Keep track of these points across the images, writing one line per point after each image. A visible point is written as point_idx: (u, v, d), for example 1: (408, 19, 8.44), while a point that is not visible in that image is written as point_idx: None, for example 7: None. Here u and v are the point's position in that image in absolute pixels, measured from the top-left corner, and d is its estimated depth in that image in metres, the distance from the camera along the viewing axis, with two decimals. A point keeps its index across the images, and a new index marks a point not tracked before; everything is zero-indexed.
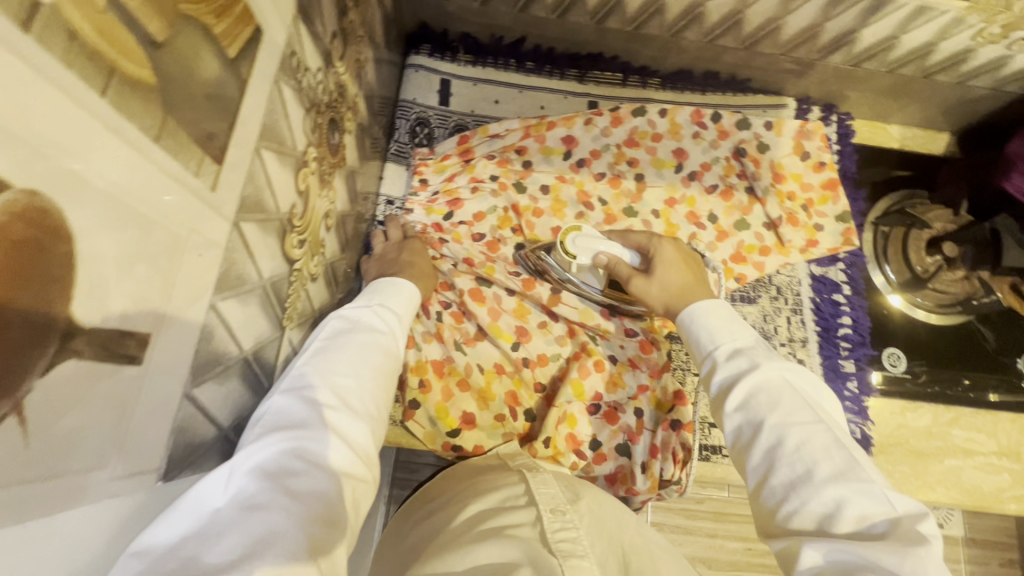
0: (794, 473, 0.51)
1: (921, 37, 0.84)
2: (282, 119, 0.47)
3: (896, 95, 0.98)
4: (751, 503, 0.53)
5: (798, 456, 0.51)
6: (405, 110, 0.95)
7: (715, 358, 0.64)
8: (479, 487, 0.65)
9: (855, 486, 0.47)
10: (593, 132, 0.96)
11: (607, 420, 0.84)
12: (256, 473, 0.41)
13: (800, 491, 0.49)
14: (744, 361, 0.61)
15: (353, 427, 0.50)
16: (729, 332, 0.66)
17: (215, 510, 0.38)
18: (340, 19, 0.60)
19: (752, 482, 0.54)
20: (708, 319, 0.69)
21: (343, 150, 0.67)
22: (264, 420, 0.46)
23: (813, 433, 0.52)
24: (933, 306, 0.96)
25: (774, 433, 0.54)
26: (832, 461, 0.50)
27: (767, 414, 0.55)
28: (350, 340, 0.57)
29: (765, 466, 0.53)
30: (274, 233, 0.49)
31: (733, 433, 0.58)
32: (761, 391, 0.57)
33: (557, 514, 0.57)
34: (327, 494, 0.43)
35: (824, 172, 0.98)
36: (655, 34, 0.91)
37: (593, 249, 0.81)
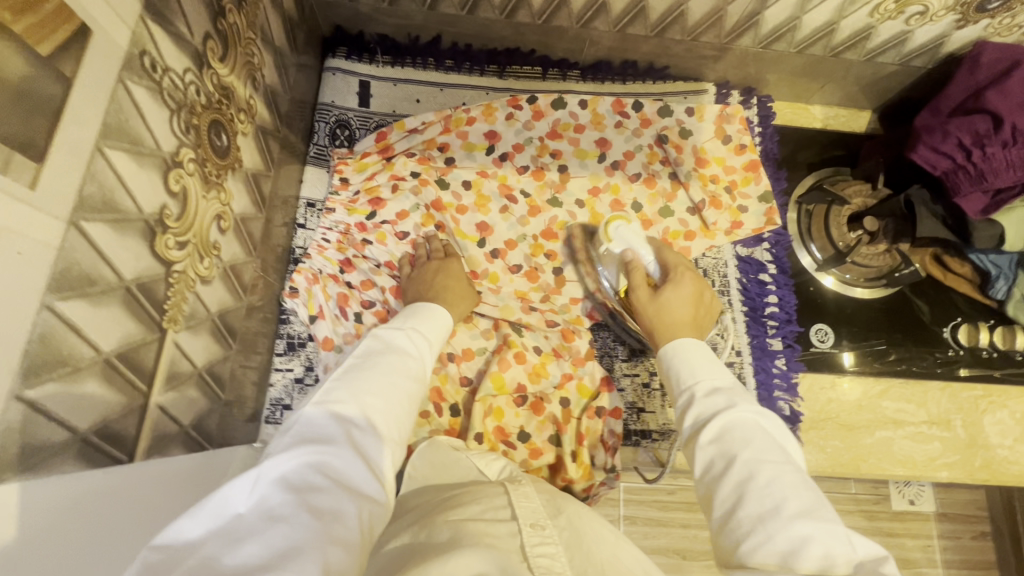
0: (761, 510, 0.49)
1: (821, 16, 0.86)
2: (135, 118, 0.47)
3: (812, 75, 1.00)
4: (715, 535, 0.52)
5: (766, 493, 0.50)
6: (323, 113, 0.96)
7: (692, 393, 0.63)
8: (458, 500, 0.61)
9: (819, 527, 0.47)
10: (515, 127, 0.97)
11: (533, 411, 0.84)
12: (283, 484, 0.45)
13: (767, 529, 0.48)
14: (720, 399, 0.61)
15: (376, 450, 0.53)
16: (705, 370, 0.65)
17: (238, 515, 0.42)
18: (216, 21, 0.60)
19: (719, 519, 0.52)
20: (689, 353, 0.68)
21: (238, 152, 0.67)
22: (295, 432, 0.51)
23: (780, 474, 0.51)
24: (860, 280, 0.97)
25: (746, 467, 0.53)
26: (799, 499, 0.49)
27: (738, 454, 0.54)
28: (382, 364, 0.61)
29: (733, 502, 0.51)
30: (138, 234, 0.49)
31: (699, 465, 0.57)
32: (736, 428, 0.57)
33: (536, 528, 0.54)
34: (343, 513, 0.45)
35: (744, 154, 0.99)
36: (566, 26, 0.92)
37: (628, 245, 0.84)
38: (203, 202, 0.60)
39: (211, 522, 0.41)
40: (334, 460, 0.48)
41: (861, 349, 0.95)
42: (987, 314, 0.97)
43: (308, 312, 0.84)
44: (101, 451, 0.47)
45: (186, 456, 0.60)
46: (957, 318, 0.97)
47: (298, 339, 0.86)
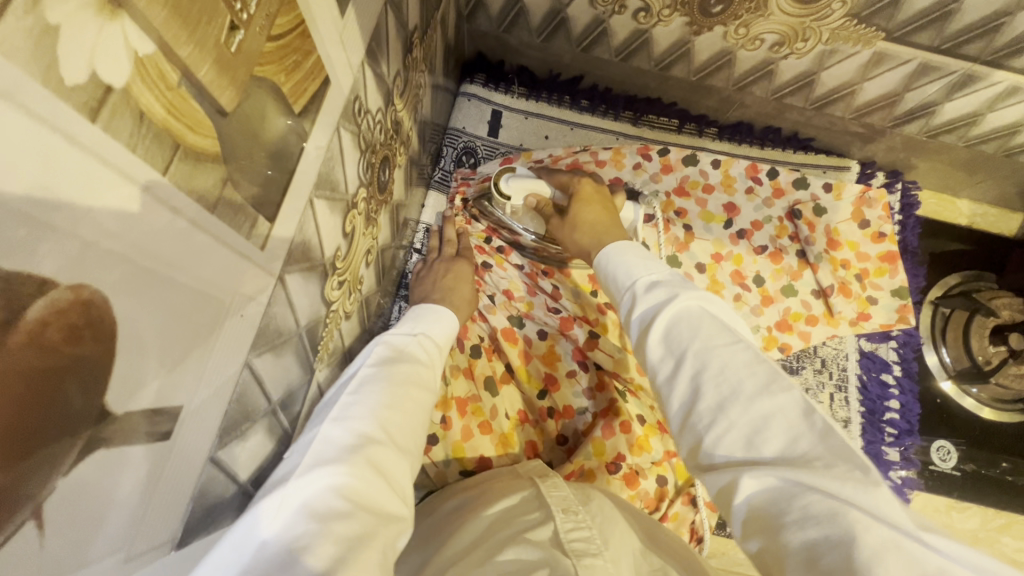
0: (718, 397, 0.41)
1: (1009, 115, 0.79)
2: (337, 164, 0.46)
3: (972, 170, 0.93)
4: (676, 441, 0.44)
5: (722, 378, 0.41)
6: (453, 138, 0.95)
7: (633, 290, 0.52)
8: (492, 494, 0.62)
9: (781, 403, 0.39)
10: (642, 177, 0.93)
11: (626, 483, 0.79)
12: (305, 509, 0.37)
13: (732, 420, 0.39)
14: (662, 292, 0.50)
15: (396, 465, 0.45)
16: (639, 266, 0.55)
17: (262, 546, 0.34)
18: (405, 58, 0.58)
19: (676, 420, 0.43)
20: (624, 255, 0.58)
21: (392, 185, 0.66)
22: (311, 453, 0.41)
23: (734, 353, 0.42)
24: (988, 399, 0.90)
25: (698, 359, 0.43)
26: (755, 378, 0.40)
27: (687, 348, 0.44)
28: (394, 370, 0.53)
29: (687, 395, 0.43)
30: (317, 279, 0.48)
31: (649, 372, 0.47)
32: (683, 318, 0.46)
33: (569, 514, 0.54)
34: (369, 534, 0.38)
35: (883, 243, 0.93)
36: (720, 86, 0.87)
37: (528, 190, 0.76)
38: (362, 239, 0.58)
39: (237, 554, 0.33)
40: (357, 477, 0.40)
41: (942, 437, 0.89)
42: None
43: None
44: None
45: None
46: None
47: None
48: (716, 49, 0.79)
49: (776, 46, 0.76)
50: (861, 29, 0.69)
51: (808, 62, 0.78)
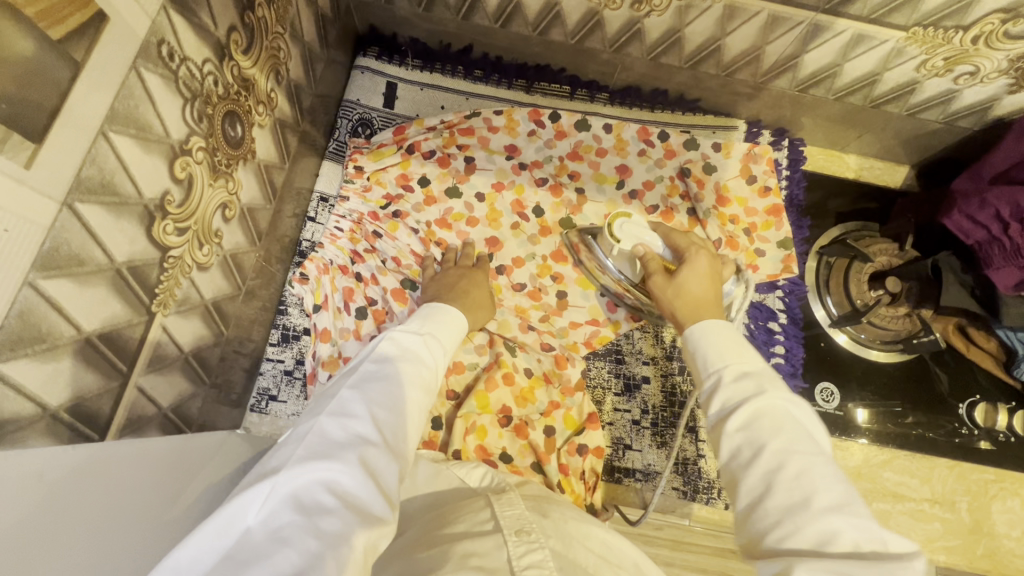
0: (789, 502, 0.45)
1: (864, 65, 0.82)
2: (144, 105, 0.48)
3: (849, 124, 0.96)
4: (738, 526, 0.48)
5: (796, 483, 0.45)
6: (347, 110, 0.96)
7: (721, 376, 0.56)
8: (449, 518, 0.60)
9: (854, 523, 0.42)
10: (536, 143, 0.96)
11: (516, 434, 0.82)
12: (292, 502, 0.43)
13: (794, 523, 0.43)
14: (750, 386, 0.53)
15: (389, 465, 0.50)
16: (730, 352, 0.58)
17: (247, 531, 0.41)
18: (244, 15, 0.60)
19: (744, 506, 0.48)
20: (711, 338, 0.60)
21: (251, 143, 0.68)
22: (306, 446, 0.48)
23: (813, 466, 0.46)
24: (875, 342, 0.94)
25: (774, 459, 0.47)
26: (831, 493, 0.44)
27: (764, 449, 0.48)
28: (398, 370, 0.58)
29: (759, 489, 0.47)
30: (134, 218, 0.50)
31: (725, 453, 0.52)
32: (765, 415, 0.50)
33: (521, 535, 0.52)
34: (352, 534, 0.43)
35: (769, 197, 0.96)
36: (598, 49, 0.90)
37: (639, 239, 0.77)
38: (208, 190, 0.60)
39: (224, 538, 0.41)
40: (344, 474, 0.46)
41: (871, 403, 0.92)
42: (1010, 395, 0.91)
43: (313, 301, 0.85)
44: (71, 427, 0.47)
45: (163, 438, 0.60)
46: (977, 395, 0.92)
47: (293, 332, 0.86)
48: (583, 10, 0.82)
49: (636, 4, 0.79)
50: None
51: (670, 20, 0.81)
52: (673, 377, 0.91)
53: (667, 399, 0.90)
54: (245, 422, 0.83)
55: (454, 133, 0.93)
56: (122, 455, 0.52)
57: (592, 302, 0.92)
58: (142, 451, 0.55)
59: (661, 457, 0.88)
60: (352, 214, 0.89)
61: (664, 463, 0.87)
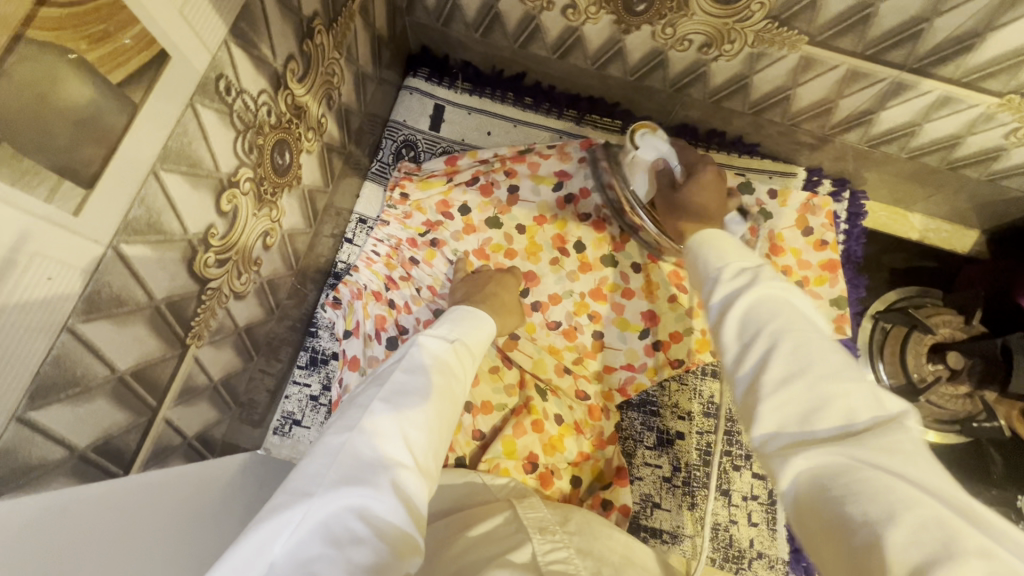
0: (786, 372, 0.40)
1: (946, 127, 0.77)
2: (197, 141, 0.46)
3: (921, 184, 0.90)
4: (735, 413, 0.43)
5: (793, 355, 0.40)
6: (393, 130, 0.95)
7: (720, 274, 0.50)
8: (470, 519, 0.60)
9: (849, 387, 0.38)
10: (587, 170, 0.89)
11: (541, 483, 0.76)
12: (323, 532, 0.40)
13: (792, 395, 0.39)
14: (748, 278, 0.48)
15: (421, 490, 0.47)
16: (732, 252, 0.52)
17: (272, 566, 0.39)
18: (302, 43, 0.59)
19: (740, 388, 0.43)
20: (711, 243, 0.54)
21: (298, 169, 0.66)
22: (336, 465, 0.45)
23: (813, 339, 0.41)
24: (928, 420, 0.88)
25: (772, 338, 0.42)
26: (824, 360, 0.40)
27: (764, 329, 0.43)
28: (430, 381, 0.55)
29: (753, 369, 0.42)
30: (177, 254, 0.48)
31: (721, 346, 0.46)
32: (761, 306, 0.45)
33: (545, 534, 0.54)
34: (384, 566, 0.41)
35: (824, 251, 0.90)
36: (657, 87, 0.86)
37: (658, 153, 0.74)
38: (252, 219, 0.59)
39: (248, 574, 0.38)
40: (378, 501, 0.43)
41: None
42: None
43: (345, 326, 0.85)
44: (96, 466, 0.46)
45: (186, 468, 0.58)
46: None
47: (322, 356, 0.85)
48: (647, 49, 0.79)
49: (704, 47, 0.75)
50: (784, 32, 0.68)
51: (738, 65, 0.77)
52: (709, 436, 0.86)
53: (702, 458, 0.85)
54: (266, 443, 0.82)
55: (506, 162, 0.90)
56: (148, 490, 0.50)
57: (629, 346, 0.87)
58: (167, 482, 0.53)
59: (690, 520, 0.83)
60: (390, 240, 0.87)
61: (694, 527, 0.83)
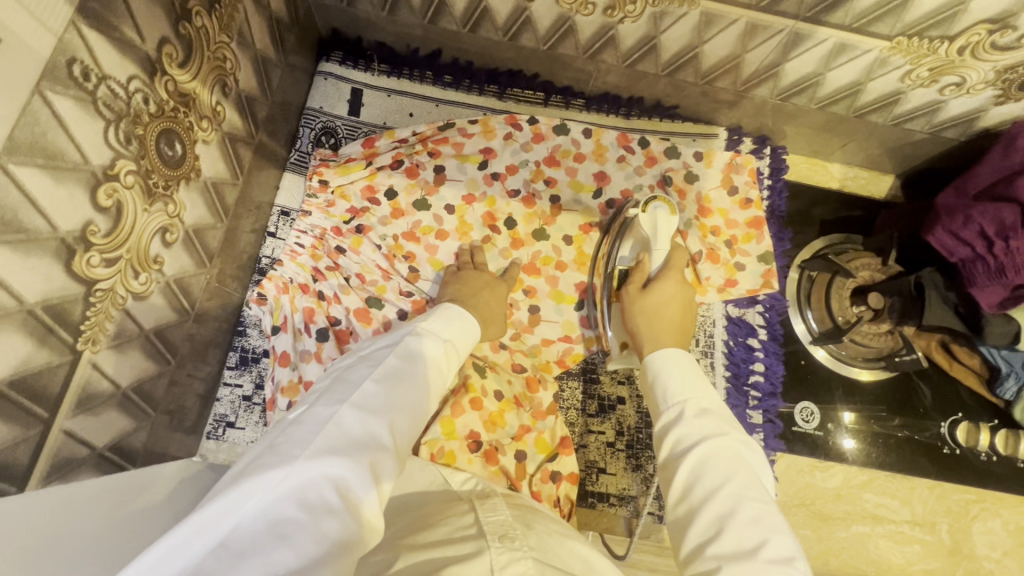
0: (735, 552, 0.47)
1: (848, 74, 0.79)
2: (53, 130, 0.43)
3: (833, 133, 0.93)
4: (682, 569, 0.50)
5: (743, 538, 0.47)
6: (310, 119, 0.92)
7: (682, 410, 0.58)
8: (424, 527, 0.55)
9: (793, 574, 0.44)
10: (512, 147, 0.91)
11: (486, 460, 0.77)
12: (298, 496, 0.40)
13: (741, 562, 0.45)
14: (708, 423, 0.56)
15: (395, 474, 0.48)
16: (694, 385, 0.60)
17: (243, 520, 0.37)
18: (179, 26, 0.56)
19: (689, 550, 0.50)
20: (678, 368, 0.63)
21: (195, 162, 0.64)
22: (325, 435, 0.45)
23: (760, 516, 0.49)
24: (854, 358, 0.92)
25: (726, 504, 0.50)
26: (778, 544, 0.46)
27: (716, 492, 0.51)
28: (414, 372, 0.57)
29: (708, 532, 0.49)
30: (47, 254, 0.45)
31: (675, 495, 0.54)
32: (713, 461, 0.53)
33: (505, 540, 0.50)
34: (350, 543, 0.40)
35: (750, 209, 0.94)
36: (572, 55, 0.86)
37: (656, 236, 0.81)
38: (143, 216, 0.56)
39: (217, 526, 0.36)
40: (356, 475, 0.43)
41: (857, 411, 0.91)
42: (992, 413, 0.90)
43: (272, 322, 0.82)
44: None
45: (95, 482, 0.56)
46: (958, 413, 0.91)
47: (252, 354, 0.83)
48: (554, 16, 0.78)
49: (609, 10, 0.75)
50: None
51: (645, 26, 0.77)
52: None
53: (643, 420, 0.87)
54: (201, 449, 0.80)
55: (428, 143, 0.89)
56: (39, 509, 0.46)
57: (566, 317, 0.89)
58: (67, 500, 0.51)
59: (636, 482, 0.85)
60: (314, 231, 0.85)
61: (639, 488, 0.85)
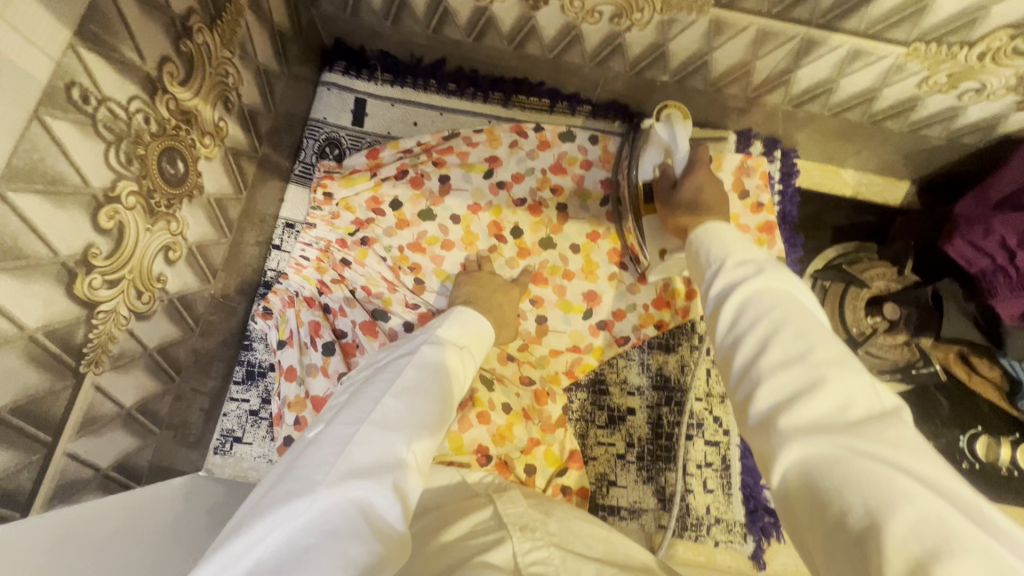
0: (786, 358, 0.40)
1: (862, 81, 0.77)
2: (53, 156, 0.43)
3: (846, 139, 0.91)
4: (728, 391, 0.44)
5: (795, 346, 0.41)
6: (314, 129, 0.91)
7: (722, 264, 0.51)
8: (445, 516, 0.57)
9: (855, 385, 0.37)
10: (518, 155, 0.90)
11: (499, 473, 0.75)
12: (322, 523, 0.39)
13: (790, 375, 0.39)
14: (751, 268, 0.49)
15: (419, 490, 0.47)
16: (736, 244, 0.53)
17: (267, 554, 0.37)
18: (180, 44, 0.55)
19: (737, 369, 0.43)
20: (716, 235, 0.56)
21: (197, 178, 0.63)
22: (346, 456, 0.44)
23: (812, 325, 0.42)
24: (871, 368, 0.89)
25: (774, 324, 0.43)
26: (834, 352, 0.39)
27: (764, 318, 0.43)
28: (433, 382, 0.55)
29: (755, 349, 0.42)
30: (49, 280, 0.45)
31: (722, 324, 0.47)
32: (757, 300, 0.46)
33: (526, 531, 0.52)
34: (377, 567, 0.40)
35: (761, 214, 0.91)
36: (578, 63, 0.85)
37: (673, 134, 0.74)
38: (146, 235, 0.56)
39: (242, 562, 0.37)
40: (379, 497, 0.42)
41: None
42: (1013, 427, 0.88)
43: (277, 336, 0.80)
44: None
45: (102, 500, 0.56)
46: (977, 427, 0.89)
47: (259, 368, 0.82)
48: (559, 24, 0.77)
49: (615, 18, 0.74)
50: None
51: (653, 34, 0.75)
52: (661, 409, 0.86)
53: (654, 432, 0.85)
54: (208, 463, 0.80)
55: (432, 153, 0.88)
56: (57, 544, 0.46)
57: (573, 327, 0.88)
58: (80, 529, 0.50)
59: (647, 494, 0.84)
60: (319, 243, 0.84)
61: (650, 501, 0.83)
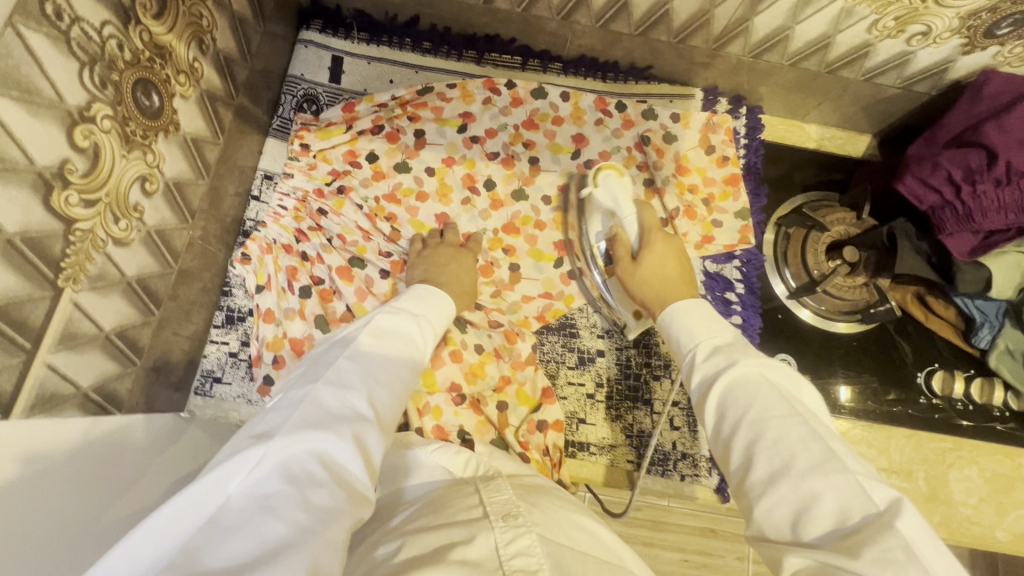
0: (772, 468, 0.45)
1: (816, 27, 0.80)
2: (27, 65, 0.45)
3: (806, 92, 0.94)
4: (733, 500, 0.49)
5: (774, 452, 0.46)
6: (292, 85, 0.93)
7: (695, 354, 0.60)
8: (432, 506, 0.54)
9: (833, 483, 0.42)
10: (491, 111, 0.93)
11: (472, 412, 0.80)
12: (282, 470, 0.41)
13: (779, 488, 0.44)
14: (721, 359, 0.56)
15: (381, 444, 0.49)
16: (704, 330, 0.62)
17: (228, 498, 0.39)
18: None
19: (734, 481, 0.49)
20: (686, 319, 0.64)
21: (173, 115, 0.66)
22: (303, 412, 0.46)
23: (788, 426, 0.47)
24: (833, 312, 0.94)
25: (751, 429, 0.49)
26: (809, 453, 0.45)
27: (742, 419, 0.50)
28: (389, 346, 0.58)
29: (743, 463, 0.48)
30: (26, 186, 0.47)
31: (711, 426, 0.53)
32: (737, 389, 0.52)
33: (509, 519, 0.48)
34: (338, 511, 0.41)
35: (727, 167, 0.96)
36: (546, 17, 0.87)
37: (614, 199, 0.80)
38: (122, 162, 0.58)
39: (205, 504, 0.38)
40: (339, 447, 0.44)
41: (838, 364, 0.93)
42: (968, 363, 0.92)
43: (256, 281, 0.83)
44: None
45: (80, 419, 0.57)
46: (934, 363, 0.92)
47: (238, 313, 0.84)
48: None
49: None
50: None
51: None
52: (629, 350, 0.89)
53: (624, 372, 0.88)
54: (189, 405, 0.82)
55: (407, 107, 0.90)
56: (13, 484, 0.44)
57: (545, 275, 0.90)
58: (41, 473, 0.47)
59: (616, 430, 0.86)
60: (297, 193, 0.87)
61: (620, 436, 0.86)
